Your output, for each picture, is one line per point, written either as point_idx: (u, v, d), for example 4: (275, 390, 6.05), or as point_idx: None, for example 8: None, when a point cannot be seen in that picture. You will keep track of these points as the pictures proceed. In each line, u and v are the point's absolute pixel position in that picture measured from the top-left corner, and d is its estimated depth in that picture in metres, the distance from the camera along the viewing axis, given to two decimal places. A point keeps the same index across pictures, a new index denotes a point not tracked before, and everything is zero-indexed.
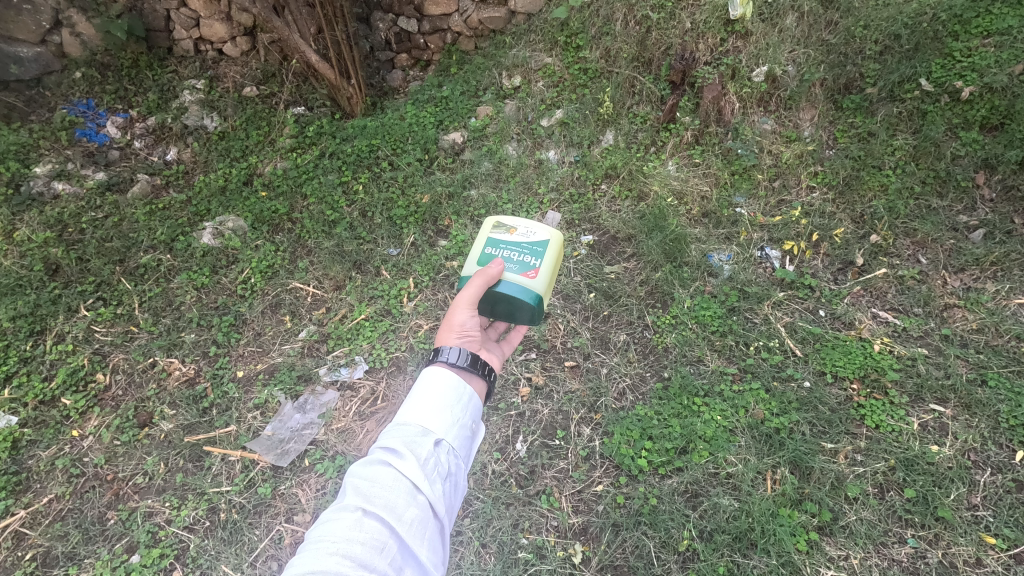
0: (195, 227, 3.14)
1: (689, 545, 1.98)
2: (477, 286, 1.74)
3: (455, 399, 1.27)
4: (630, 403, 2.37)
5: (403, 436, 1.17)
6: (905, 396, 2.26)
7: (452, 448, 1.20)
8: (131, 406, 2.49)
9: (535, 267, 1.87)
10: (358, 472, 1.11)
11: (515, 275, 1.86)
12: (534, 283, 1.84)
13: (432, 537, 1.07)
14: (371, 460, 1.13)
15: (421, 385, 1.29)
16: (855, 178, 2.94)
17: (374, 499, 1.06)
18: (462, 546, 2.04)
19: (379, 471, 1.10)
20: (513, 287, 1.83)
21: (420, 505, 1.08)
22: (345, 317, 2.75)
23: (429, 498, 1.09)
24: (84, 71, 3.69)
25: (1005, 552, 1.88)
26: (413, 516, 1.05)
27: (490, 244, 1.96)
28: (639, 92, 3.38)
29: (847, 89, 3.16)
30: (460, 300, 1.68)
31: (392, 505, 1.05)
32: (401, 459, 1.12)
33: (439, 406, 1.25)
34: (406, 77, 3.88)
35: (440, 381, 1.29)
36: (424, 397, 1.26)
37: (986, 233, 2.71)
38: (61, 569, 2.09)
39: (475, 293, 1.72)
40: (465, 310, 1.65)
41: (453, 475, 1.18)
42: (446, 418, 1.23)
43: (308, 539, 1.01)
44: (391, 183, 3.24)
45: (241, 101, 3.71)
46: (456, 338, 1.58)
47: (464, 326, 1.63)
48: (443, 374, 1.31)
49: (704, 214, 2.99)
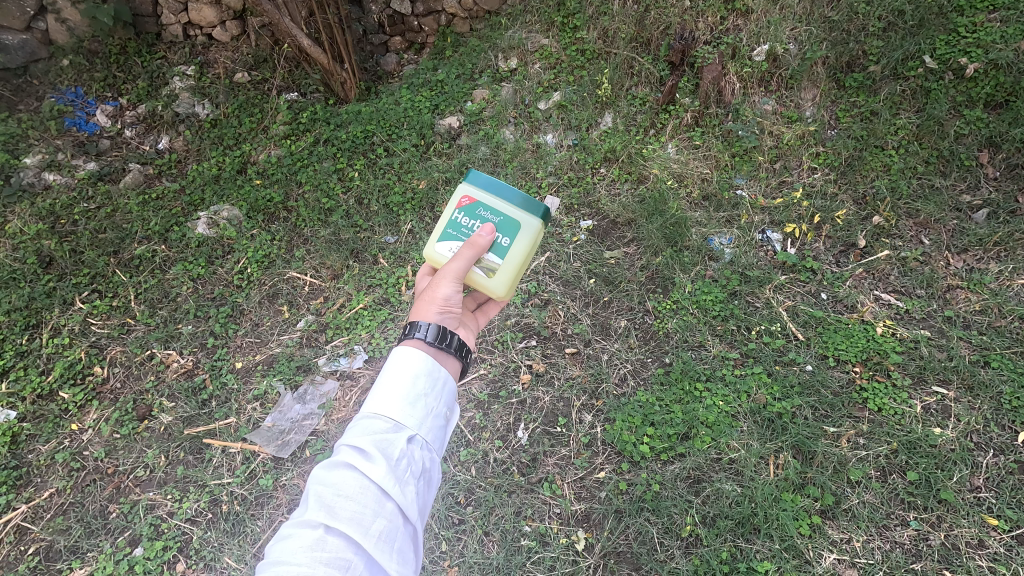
0: (190, 217, 3.10)
1: (692, 530, 1.99)
2: (470, 259, 1.64)
3: (428, 390, 1.24)
4: (632, 388, 2.35)
5: (370, 435, 1.14)
6: (908, 378, 2.25)
7: (424, 445, 1.19)
8: (130, 399, 2.48)
9: (458, 205, 1.76)
10: (322, 479, 1.09)
11: (483, 200, 1.75)
12: (463, 190, 1.77)
13: (402, 546, 1.06)
14: (336, 463, 1.10)
15: (390, 372, 1.24)
16: (857, 158, 2.90)
17: (338, 512, 1.03)
18: (465, 534, 2.06)
19: (344, 478, 1.08)
20: (480, 184, 1.76)
21: (389, 514, 1.06)
22: (343, 306, 2.73)
23: (399, 505, 1.08)
24: (72, 58, 3.62)
25: (1007, 533, 1.89)
26: (382, 527, 1.04)
27: (502, 244, 1.71)
28: (638, 73, 3.33)
29: (849, 67, 3.11)
30: (446, 271, 1.61)
31: (358, 518, 1.03)
32: (369, 463, 1.09)
33: (411, 399, 1.21)
34: (400, 61, 3.79)
35: (411, 370, 1.25)
36: (394, 387, 1.22)
37: (989, 212, 2.68)
38: (65, 563, 2.09)
39: (467, 266, 1.63)
40: (451, 283, 1.60)
41: (425, 474, 1.17)
42: (419, 412, 1.20)
43: (269, 557, 0.99)
44: (386, 170, 3.20)
45: (232, 87, 3.63)
46: (435, 311, 1.54)
47: (446, 300, 1.58)
48: (415, 360, 1.27)
49: (705, 197, 2.95)
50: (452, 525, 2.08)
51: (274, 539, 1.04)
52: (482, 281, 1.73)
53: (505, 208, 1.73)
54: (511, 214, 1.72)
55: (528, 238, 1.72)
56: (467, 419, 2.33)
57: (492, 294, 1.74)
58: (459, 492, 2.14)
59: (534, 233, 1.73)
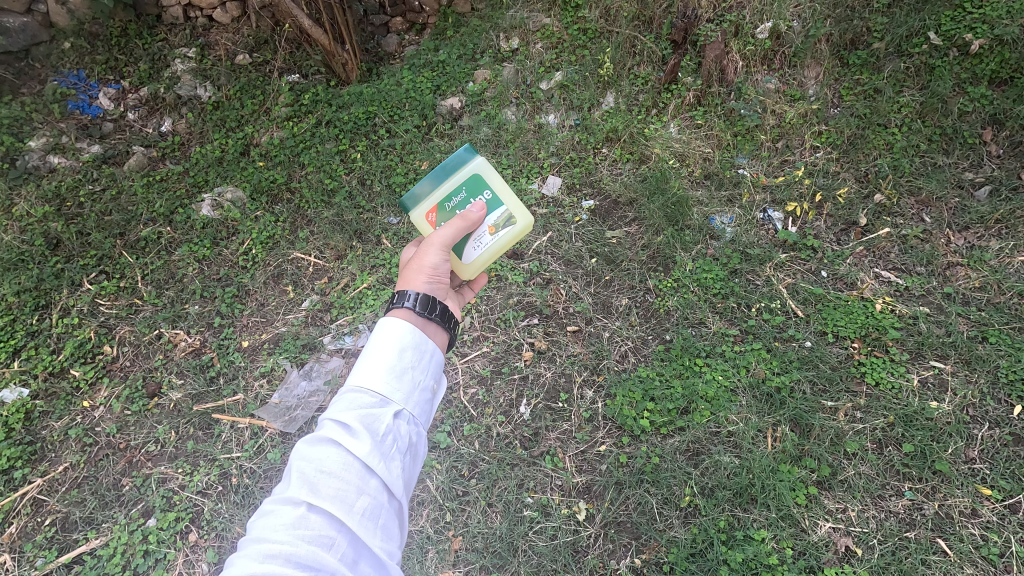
0: (194, 198, 3.12)
1: (691, 501, 2.03)
2: (460, 229, 1.67)
3: (414, 362, 1.27)
4: (632, 364, 2.38)
5: (355, 409, 1.16)
6: (905, 353, 2.28)
7: (410, 419, 1.22)
8: (139, 377, 2.52)
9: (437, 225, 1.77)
10: (306, 454, 1.10)
11: (437, 195, 1.76)
12: (421, 216, 1.77)
13: (386, 523, 1.08)
14: (320, 439, 1.12)
15: (375, 345, 1.26)
16: (860, 136, 2.90)
17: (322, 490, 1.05)
18: (469, 506, 2.11)
19: (329, 453, 1.10)
20: (422, 197, 1.75)
21: (374, 490, 1.08)
22: (348, 286, 2.76)
23: (383, 481, 1.10)
24: (74, 41, 3.62)
25: (1000, 502, 1.93)
26: (365, 505, 1.06)
27: (491, 198, 1.77)
28: (640, 52, 3.31)
29: (853, 45, 3.09)
30: (433, 240, 1.65)
31: (342, 495, 1.05)
32: (354, 440, 1.11)
33: (398, 372, 1.23)
34: (402, 41, 3.75)
35: (395, 342, 1.27)
36: (381, 361, 1.24)
37: (992, 189, 2.67)
38: (80, 534, 2.15)
39: (455, 236, 1.66)
40: (436, 251, 1.63)
41: (411, 448, 1.20)
42: (405, 386, 1.23)
43: (251, 533, 1.01)
44: (388, 151, 3.21)
45: (233, 70, 3.62)
46: (425, 279, 1.57)
47: (434, 268, 1.61)
48: (402, 333, 1.29)
49: (706, 176, 2.95)
50: (456, 496, 2.13)
51: (256, 514, 1.06)
52: (515, 231, 1.82)
53: (455, 181, 1.75)
54: (464, 178, 1.75)
55: (492, 173, 1.77)
56: (471, 395, 2.37)
57: (527, 228, 1.84)
58: (463, 465, 2.19)
59: (488, 165, 1.77)
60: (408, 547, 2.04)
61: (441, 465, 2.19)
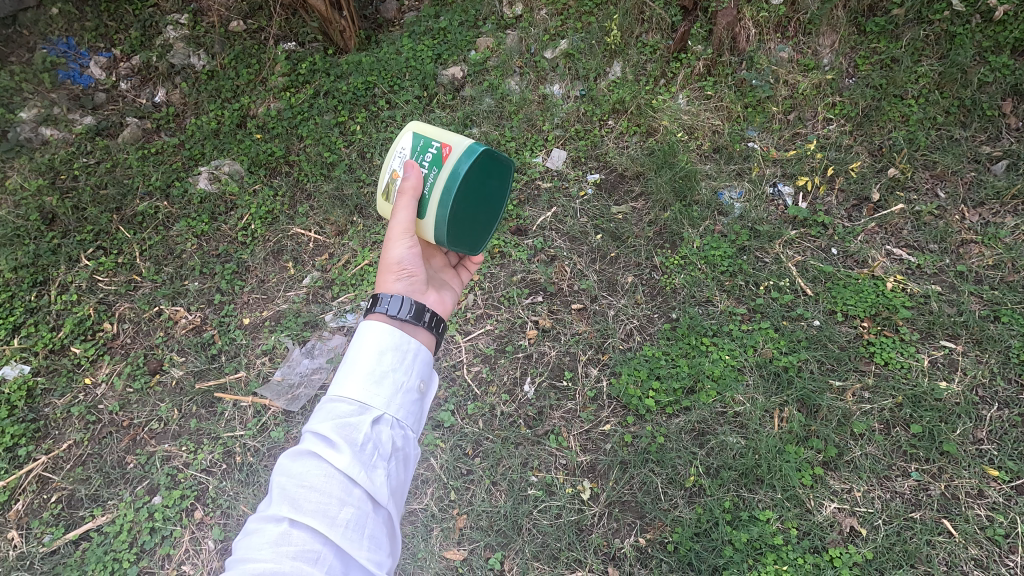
0: (190, 172, 3.05)
1: (696, 481, 2.02)
2: (411, 203, 1.50)
3: (395, 364, 1.23)
4: (638, 343, 2.35)
5: (335, 419, 1.13)
6: (916, 333, 2.24)
7: (394, 423, 1.18)
8: (141, 354, 2.51)
9: (442, 143, 1.49)
10: (288, 469, 1.08)
11: (442, 168, 1.48)
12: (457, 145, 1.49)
13: (374, 533, 1.05)
14: (302, 453, 1.10)
15: (355, 350, 1.24)
16: (875, 108, 2.80)
17: (303, 505, 1.02)
18: (473, 484, 2.11)
19: (310, 467, 1.07)
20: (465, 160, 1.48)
21: (357, 501, 1.05)
22: (349, 262, 2.71)
23: (367, 491, 1.07)
24: (61, 7, 3.49)
25: (1006, 484, 1.92)
26: (349, 516, 1.03)
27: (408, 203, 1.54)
28: (649, 19, 3.17)
29: (871, 11, 2.96)
30: (394, 230, 1.50)
31: (324, 509, 1.02)
32: (335, 452, 1.08)
33: (377, 376, 1.20)
34: (401, 7, 3.61)
35: (374, 343, 1.24)
36: (360, 366, 1.21)
37: (1010, 163, 2.59)
38: (86, 510, 2.16)
39: (408, 213, 1.50)
40: (399, 243, 1.52)
41: (397, 453, 1.16)
42: (386, 391, 1.19)
43: (236, 553, 1.00)
44: (389, 123, 3.12)
45: (228, 37, 3.49)
46: (395, 280, 1.53)
47: (400, 264, 1.54)
48: (381, 334, 1.26)
49: (715, 149, 2.87)
50: (461, 475, 2.13)
51: (242, 533, 1.04)
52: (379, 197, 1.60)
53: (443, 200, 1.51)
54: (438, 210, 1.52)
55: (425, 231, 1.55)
56: (475, 373, 2.36)
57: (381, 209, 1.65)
58: (467, 443, 2.19)
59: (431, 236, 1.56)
60: (413, 525, 2.04)
61: (444, 444, 2.19)
